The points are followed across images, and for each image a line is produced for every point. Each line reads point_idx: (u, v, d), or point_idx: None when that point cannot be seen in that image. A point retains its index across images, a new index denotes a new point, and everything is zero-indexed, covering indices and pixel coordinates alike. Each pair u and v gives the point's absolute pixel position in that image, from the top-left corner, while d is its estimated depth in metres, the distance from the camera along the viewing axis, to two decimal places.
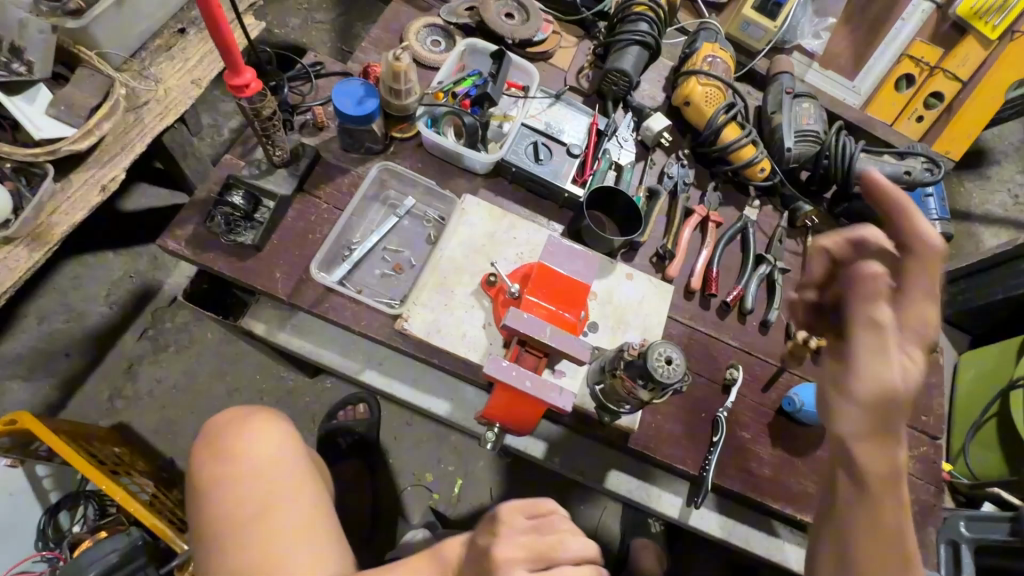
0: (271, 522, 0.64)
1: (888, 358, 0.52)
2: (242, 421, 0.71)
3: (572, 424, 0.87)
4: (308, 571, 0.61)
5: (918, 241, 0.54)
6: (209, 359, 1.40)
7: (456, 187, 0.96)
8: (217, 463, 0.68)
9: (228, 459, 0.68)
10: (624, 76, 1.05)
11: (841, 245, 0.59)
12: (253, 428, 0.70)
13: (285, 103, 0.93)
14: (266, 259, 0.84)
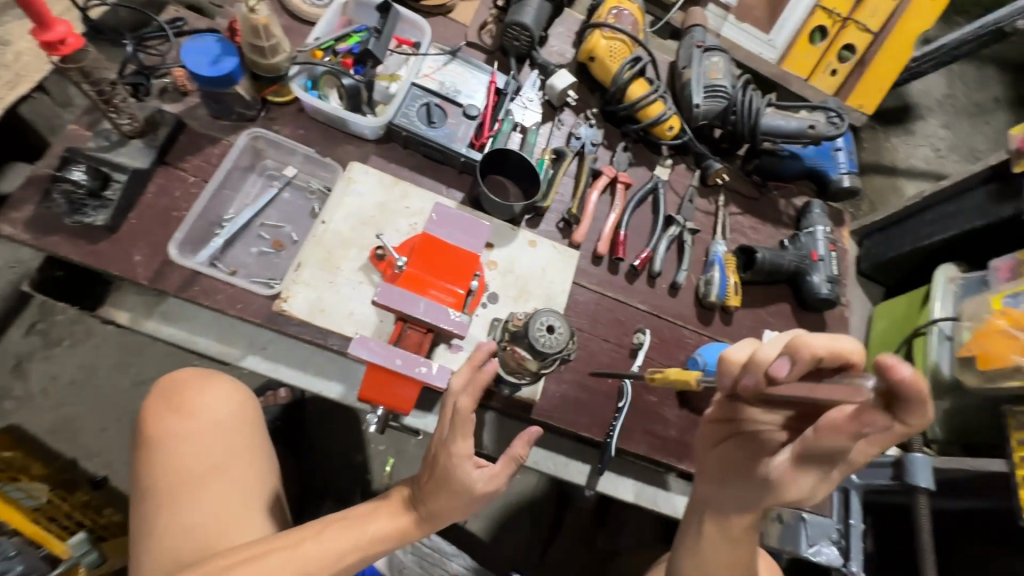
0: (229, 473, 0.75)
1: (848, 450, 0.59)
2: (208, 384, 0.80)
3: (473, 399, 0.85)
4: (254, 519, 0.74)
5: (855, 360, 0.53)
6: (109, 352, 1.30)
7: (344, 155, 0.89)
8: (172, 420, 0.76)
9: (182, 419, 0.77)
10: (525, 31, 0.99)
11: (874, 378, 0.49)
12: (216, 393, 0.79)
13: (139, 65, 0.83)
14: (122, 241, 0.76)
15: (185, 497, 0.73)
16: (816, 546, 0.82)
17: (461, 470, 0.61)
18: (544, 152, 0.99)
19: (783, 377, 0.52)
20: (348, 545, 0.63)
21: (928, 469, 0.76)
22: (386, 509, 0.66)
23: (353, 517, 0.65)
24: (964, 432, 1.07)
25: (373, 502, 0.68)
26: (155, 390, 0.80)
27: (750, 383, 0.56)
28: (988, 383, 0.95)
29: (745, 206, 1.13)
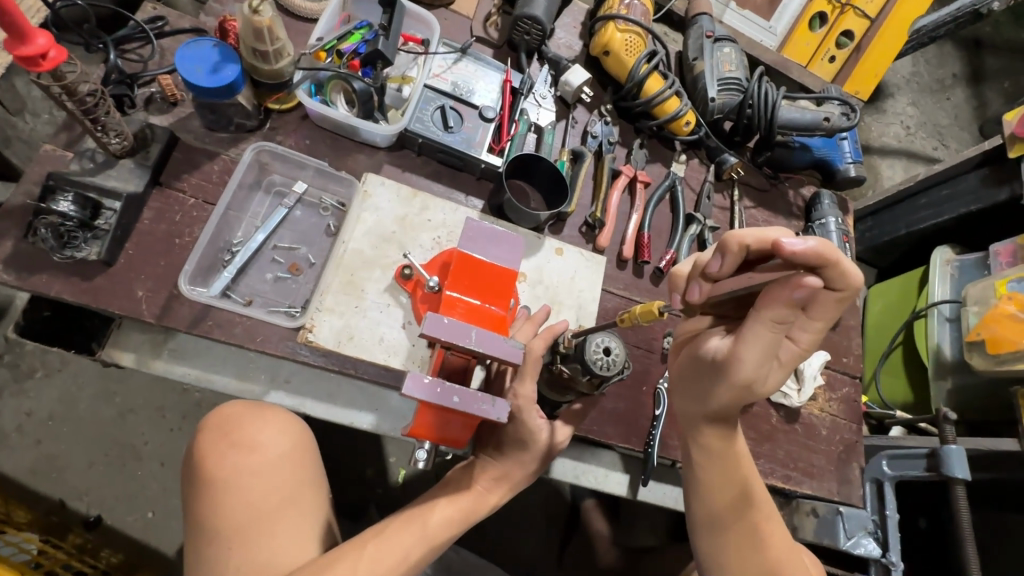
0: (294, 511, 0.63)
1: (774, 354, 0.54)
2: (263, 411, 0.67)
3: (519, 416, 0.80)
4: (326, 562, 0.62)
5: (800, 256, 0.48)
6: (90, 381, 1.20)
7: (355, 165, 0.83)
8: (231, 456, 0.63)
9: (244, 452, 0.63)
10: (537, 25, 0.93)
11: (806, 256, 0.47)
12: (273, 421, 0.67)
13: (120, 72, 0.74)
14: (122, 275, 0.68)
15: (253, 550, 0.59)
16: (856, 539, 0.87)
17: (529, 415, 0.67)
18: (562, 153, 0.94)
19: (718, 271, 0.54)
20: (416, 540, 0.63)
21: (963, 460, 0.80)
22: (443, 499, 0.68)
23: (413, 514, 0.66)
24: (968, 410, 1.12)
25: (431, 494, 0.69)
26: (206, 421, 0.66)
27: (695, 292, 0.57)
28: (997, 365, 0.98)
29: (757, 198, 1.12)
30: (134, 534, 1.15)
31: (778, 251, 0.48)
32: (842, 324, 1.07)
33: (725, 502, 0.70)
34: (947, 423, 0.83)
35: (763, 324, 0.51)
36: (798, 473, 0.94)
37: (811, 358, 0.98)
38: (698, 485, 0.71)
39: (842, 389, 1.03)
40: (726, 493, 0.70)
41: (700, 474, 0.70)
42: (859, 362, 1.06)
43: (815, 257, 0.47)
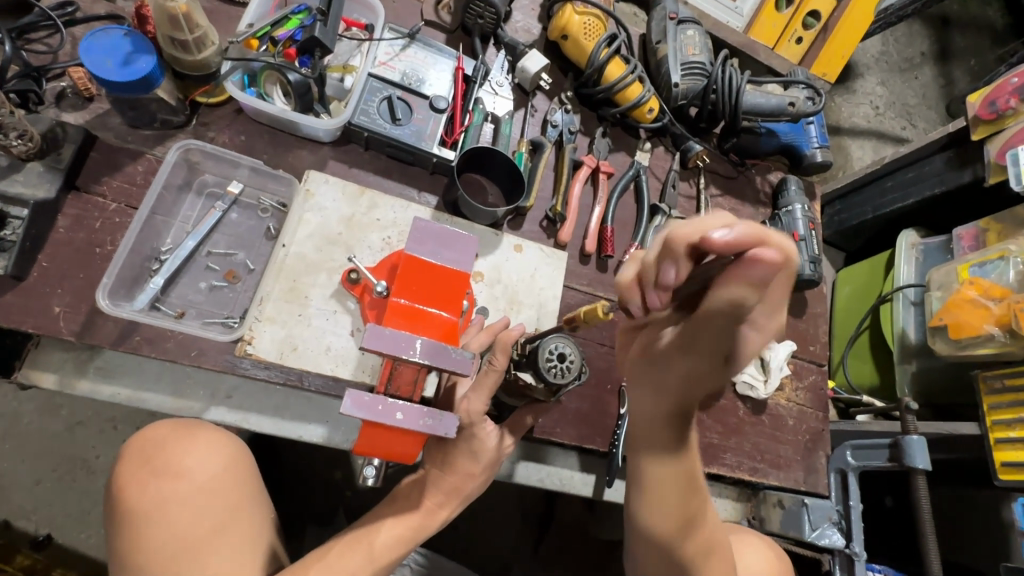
0: (227, 536, 0.60)
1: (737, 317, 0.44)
2: (189, 432, 0.64)
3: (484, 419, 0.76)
4: None
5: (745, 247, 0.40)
6: (32, 395, 1.13)
7: (297, 162, 0.77)
8: (154, 484, 0.60)
9: (167, 479, 0.61)
10: (490, 8, 0.88)
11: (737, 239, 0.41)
12: (200, 442, 0.64)
13: (24, 65, 0.67)
14: (35, 291, 0.63)
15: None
16: (819, 529, 0.87)
17: (477, 425, 0.65)
18: (520, 144, 0.89)
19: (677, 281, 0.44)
20: (363, 559, 0.61)
21: (924, 450, 0.79)
22: (390, 518, 0.65)
23: (360, 534, 0.63)
24: (932, 393, 1.12)
25: (378, 512, 0.66)
26: (127, 450, 0.63)
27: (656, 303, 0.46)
28: (960, 350, 0.99)
29: (724, 186, 1.10)
30: (89, 552, 1.10)
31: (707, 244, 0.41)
32: (807, 312, 1.06)
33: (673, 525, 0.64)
34: (909, 413, 0.83)
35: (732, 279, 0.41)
36: (765, 465, 0.93)
37: (778, 349, 0.97)
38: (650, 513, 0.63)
39: (809, 377, 1.02)
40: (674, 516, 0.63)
41: (655, 494, 0.62)
42: (826, 349, 1.06)
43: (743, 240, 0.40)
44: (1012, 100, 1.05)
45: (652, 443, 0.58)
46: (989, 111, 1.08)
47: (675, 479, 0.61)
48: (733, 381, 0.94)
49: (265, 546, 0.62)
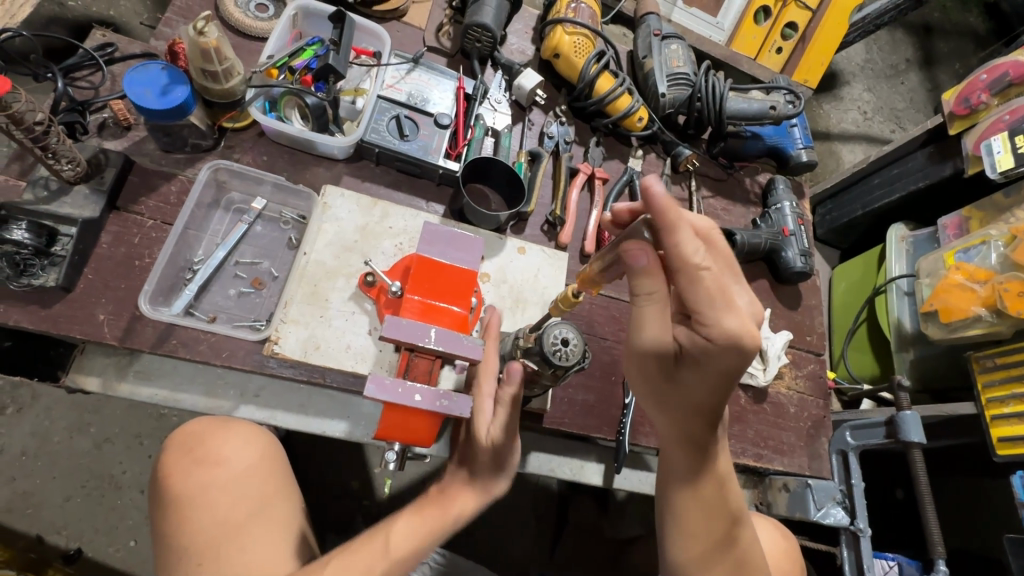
0: (262, 523, 0.64)
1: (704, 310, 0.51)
2: (228, 426, 0.69)
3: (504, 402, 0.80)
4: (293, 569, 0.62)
5: (677, 256, 0.50)
6: (64, 414, 1.19)
7: (314, 178, 0.84)
8: (196, 473, 0.65)
9: (207, 469, 0.65)
10: (486, 32, 0.95)
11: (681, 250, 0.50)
12: (236, 434, 0.69)
13: (71, 101, 0.75)
14: (81, 301, 0.68)
15: (220, 565, 0.60)
16: (825, 509, 0.86)
17: (480, 406, 0.71)
18: (520, 155, 0.96)
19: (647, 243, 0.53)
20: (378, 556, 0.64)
21: (918, 424, 0.81)
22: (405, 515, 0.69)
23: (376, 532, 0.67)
24: (931, 379, 1.15)
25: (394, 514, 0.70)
26: (171, 441, 0.68)
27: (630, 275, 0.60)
28: (950, 333, 1.03)
29: (714, 188, 1.16)
30: (118, 565, 1.13)
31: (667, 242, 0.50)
32: (801, 304, 1.11)
33: (700, 551, 0.66)
34: (901, 391, 0.86)
35: (695, 285, 0.50)
36: (769, 451, 0.97)
37: (774, 338, 1.01)
38: (682, 526, 0.66)
39: (808, 365, 1.07)
40: (705, 538, 0.66)
41: (684, 518, 0.65)
42: (822, 338, 1.10)
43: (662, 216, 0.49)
44: (983, 95, 1.11)
45: (675, 466, 0.64)
46: (964, 107, 1.14)
47: (704, 506, 0.65)
48: None
49: (295, 530, 0.66)
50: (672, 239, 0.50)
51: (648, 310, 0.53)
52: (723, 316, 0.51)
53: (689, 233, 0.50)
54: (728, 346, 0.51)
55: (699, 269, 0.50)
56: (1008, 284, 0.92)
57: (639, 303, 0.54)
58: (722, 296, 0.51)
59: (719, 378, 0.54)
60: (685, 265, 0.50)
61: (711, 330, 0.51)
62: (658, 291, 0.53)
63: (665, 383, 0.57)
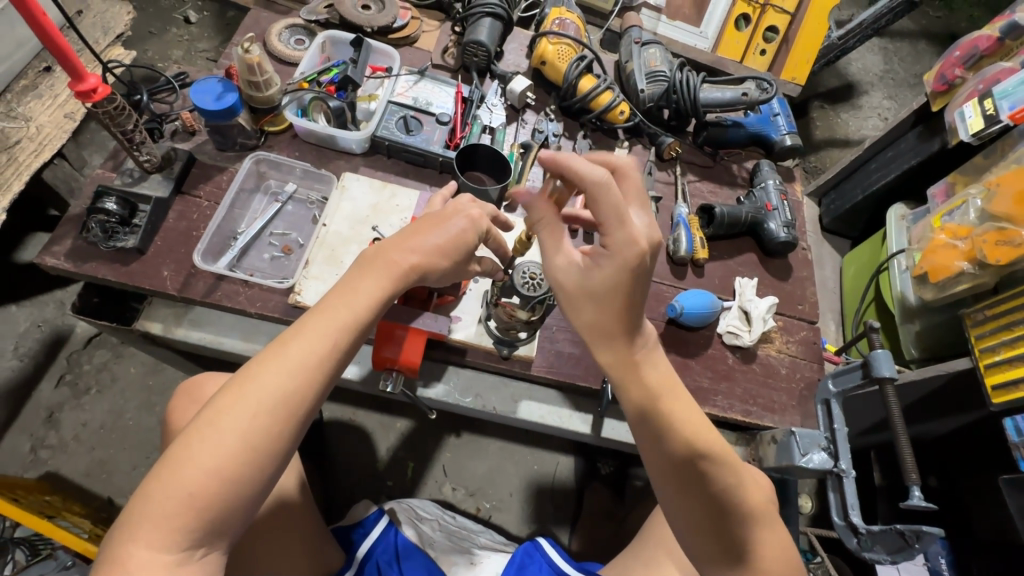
0: None
1: (610, 218, 0.56)
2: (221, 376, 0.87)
3: (497, 350, 0.92)
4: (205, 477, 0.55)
5: (575, 178, 0.56)
6: (133, 394, 1.38)
7: (336, 168, 1.01)
8: (190, 410, 0.81)
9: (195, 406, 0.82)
10: (482, 47, 1.11)
11: (574, 176, 0.56)
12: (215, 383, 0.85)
13: (151, 114, 0.96)
14: (151, 261, 0.86)
15: None
16: (808, 455, 0.86)
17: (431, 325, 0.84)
18: (512, 147, 1.10)
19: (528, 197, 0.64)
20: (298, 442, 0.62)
21: (890, 360, 0.84)
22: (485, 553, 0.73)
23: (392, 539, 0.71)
24: (938, 349, 1.14)
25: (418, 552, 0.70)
26: (178, 394, 0.86)
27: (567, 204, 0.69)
28: (943, 292, 1.05)
29: (701, 173, 1.24)
30: None
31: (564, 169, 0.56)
32: (793, 275, 1.16)
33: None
34: (873, 333, 0.89)
35: (591, 200, 0.56)
36: (758, 408, 1.01)
37: (759, 301, 1.06)
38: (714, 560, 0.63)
39: (801, 331, 1.10)
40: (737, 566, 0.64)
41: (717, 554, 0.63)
42: (815, 307, 1.13)
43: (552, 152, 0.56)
44: (958, 70, 1.16)
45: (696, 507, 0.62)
46: (941, 84, 1.19)
47: (728, 549, 0.63)
48: (719, 332, 1.05)
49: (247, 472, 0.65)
50: (566, 167, 0.56)
51: (546, 234, 0.63)
52: (617, 222, 0.56)
53: (581, 161, 0.56)
54: (636, 252, 0.56)
55: (591, 186, 0.55)
56: (986, 235, 0.96)
57: (541, 234, 0.63)
58: (615, 207, 0.56)
59: (636, 278, 0.57)
60: (585, 184, 0.55)
61: (610, 236, 0.56)
62: (552, 218, 0.63)
63: (594, 294, 0.60)
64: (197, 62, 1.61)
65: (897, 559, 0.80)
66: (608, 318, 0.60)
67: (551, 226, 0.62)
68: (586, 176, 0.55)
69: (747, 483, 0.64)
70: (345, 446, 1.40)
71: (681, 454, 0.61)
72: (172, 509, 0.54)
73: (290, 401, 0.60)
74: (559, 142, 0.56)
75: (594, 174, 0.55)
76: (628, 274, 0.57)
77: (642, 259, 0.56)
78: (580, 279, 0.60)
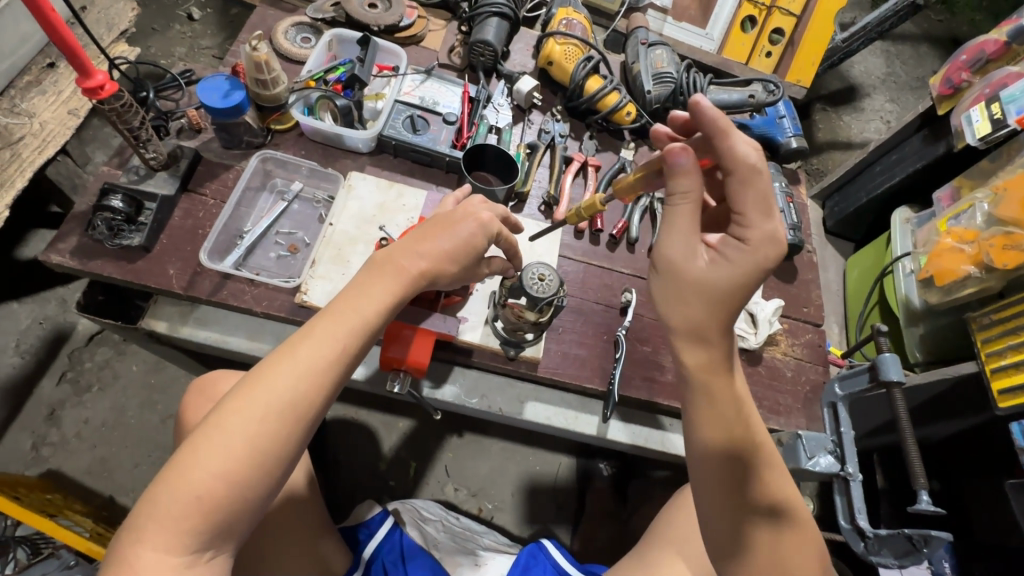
0: None
1: (754, 212, 0.57)
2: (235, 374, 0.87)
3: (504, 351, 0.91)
4: (212, 481, 0.55)
5: (735, 156, 0.58)
6: (134, 392, 1.37)
7: (342, 167, 1.01)
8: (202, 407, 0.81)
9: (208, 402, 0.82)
10: (489, 47, 1.10)
11: (734, 154, 0.58)
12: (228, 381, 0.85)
13: (157, 111, 0.96)
14: (157, 259, 0.86)
15: None
16: (815, 458, 0.87)
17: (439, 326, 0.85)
18: (519, 147, 1.09)
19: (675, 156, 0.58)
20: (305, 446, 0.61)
21: (897, 364, 0.83)
22: None
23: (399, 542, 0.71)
24: (942, 352, 1.14)
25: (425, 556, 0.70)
26: (190, 390, 0.86)
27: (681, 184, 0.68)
28: (948, 296, 1.05)
29: None
30: None
31: (727, 143, 0.58)
32: (799, 277, 1.16)
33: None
34: (880, 336, 0.88)
35: (743, 185, 0.58)
36: (764, 410, 1.01)
37: (765, 304, 1.06)
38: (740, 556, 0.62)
39: (806, 334, 1.10)
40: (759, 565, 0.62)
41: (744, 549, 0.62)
42: (821, 310, 1.13)
43: (714, 121, 0.58)
44: (964, 75, 1.17)
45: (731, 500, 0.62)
46: (947, 87, 1.19)
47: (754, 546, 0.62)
48: (725, 335, 1.05)
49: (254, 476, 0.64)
50: (730, 141, 0.58)
51: (677, 205, 0.59)
52: (761, 217, 0.57)
53: (743, 140, 0.58)
54: (761, 258, 0.57)
55: (751, 169, 0.57)
56: (993, 239, 0.96)
57: (675, 204, 0.59)
58: (764, 200, 0.57)
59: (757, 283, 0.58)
60: (739, 163, 0.57)
61: (749, 231, 0.58)
62: (693, 189, 0.59)
63: (692, 293, 0.59)
64: (200, 59, 1.61)
65: (905, 563, 0.80)
66: (711, 319, 0.59)
67: (688, 194, 0.59)
68: (749, 156, 0.57)
69: (785, 481, 0.64)
70: (348, 446, 1.39)
71: (729, 446, 0.61)
72: (179, 513, 0.54)
73: (298, 405, 0.59)
74: (718, 112, 0.58)
75: (750, 155, 0.58)
76: (759, 274, 0.57)
77: (778, 260, 0.57)
78: (705, 271, 0.58)
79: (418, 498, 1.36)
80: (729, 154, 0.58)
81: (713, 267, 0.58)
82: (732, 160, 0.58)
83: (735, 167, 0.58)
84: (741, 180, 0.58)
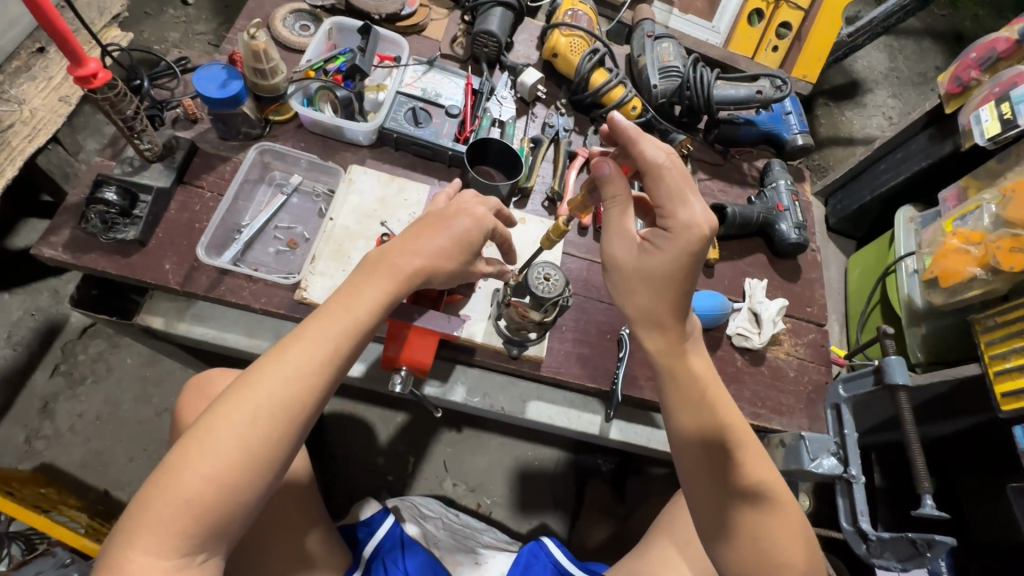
0: None
1: (674, 203, 0.58)
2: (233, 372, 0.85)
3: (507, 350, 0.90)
4: (203, 484, 0.54)
5: (645, 159, 0.59)
6: (129, 385, 1.35)
7: (342, 160, 0.99)
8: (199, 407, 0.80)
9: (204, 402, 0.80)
10: (493, 38, 1.08)
11: (642, 158, 0.59)
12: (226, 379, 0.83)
13: (151, 101, 0.93)
14: (153, 253, 0.84)
15: None
16: (818, 459, 0.86)
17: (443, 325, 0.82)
18: (523, 141, 1.08)
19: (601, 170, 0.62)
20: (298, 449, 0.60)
21: (903, 367, 0.84)
22: None
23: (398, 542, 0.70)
24: (944, 353, 1.14)
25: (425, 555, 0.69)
26: (187, 388, 0.84)
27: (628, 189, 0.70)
28: (952, 297, 1.05)
29: (710, 171, 1.22)
30: None
31: (637, 149, 0.60)
32: (801, 276, 1.15)
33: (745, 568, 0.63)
34: (885, 338, 0.88)
35: (654, 181, 0.59)
36: (767, 411, 1.00)
37: (769, 303, 1.05)
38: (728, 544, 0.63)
39: (809, 333, 1.10)
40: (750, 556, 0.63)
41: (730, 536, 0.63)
42: (824, 309, 1.13)
43: (621, 129, 0.60)
44: (974, 72, 1.15)
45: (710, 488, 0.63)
46: (956, 85, 1.17)
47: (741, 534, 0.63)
48: (728, 334, 1.04)
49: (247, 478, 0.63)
50: (639, 146, 0.59)
51: (613, 211, 0.63)
52: (676, 207, 0.58)
53: (651, 142, 0.60)
54: (694, 245, 0.57)
55: (660, 168, 0.59)
56: (1000, 241, 0.95)
57: (609, 209, 0.63)
58: (678, 191, 0.59)
59: (692, 270, 0.58)
60: (650, 165, 0.59)
61: (671, 222, 0.59)
62: (620, 194, 0.62)
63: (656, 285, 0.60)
64: (195, 45, 1.57)
65: (907, 566, 0.82)
66: (661, 305, 0.61)
67: (617, 199, 0.62)
68: (655, 155, 0.59)
69: (768, 470, 0.64)
70: (346, 441, 1.38)
71: (704, 434, 0.62)
72: (170, 515, 0.53)
73: (291, 407, 0.58)
74: (625, 122, 0.59)
75: (659, 156, 0.59)
76: (688, 260, 0.58)
77: (703, 244, 0.58)
78: (641, 262, 0.60)
79: (416, 493, 1.36)
80: (639, 157, 0.60)
81: (648, 257, 0.60)
82: (645, 165, 0.60)
83: (647, 167, 0.59)
84: (655, 178, 0.59)
